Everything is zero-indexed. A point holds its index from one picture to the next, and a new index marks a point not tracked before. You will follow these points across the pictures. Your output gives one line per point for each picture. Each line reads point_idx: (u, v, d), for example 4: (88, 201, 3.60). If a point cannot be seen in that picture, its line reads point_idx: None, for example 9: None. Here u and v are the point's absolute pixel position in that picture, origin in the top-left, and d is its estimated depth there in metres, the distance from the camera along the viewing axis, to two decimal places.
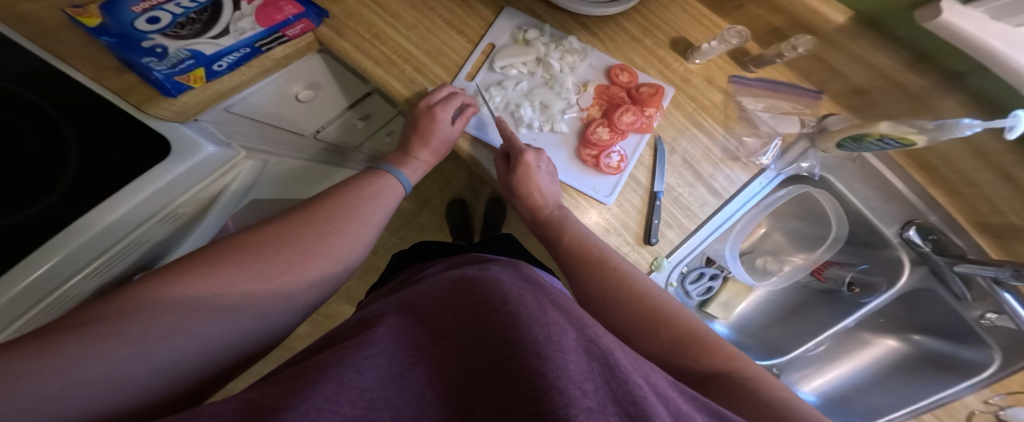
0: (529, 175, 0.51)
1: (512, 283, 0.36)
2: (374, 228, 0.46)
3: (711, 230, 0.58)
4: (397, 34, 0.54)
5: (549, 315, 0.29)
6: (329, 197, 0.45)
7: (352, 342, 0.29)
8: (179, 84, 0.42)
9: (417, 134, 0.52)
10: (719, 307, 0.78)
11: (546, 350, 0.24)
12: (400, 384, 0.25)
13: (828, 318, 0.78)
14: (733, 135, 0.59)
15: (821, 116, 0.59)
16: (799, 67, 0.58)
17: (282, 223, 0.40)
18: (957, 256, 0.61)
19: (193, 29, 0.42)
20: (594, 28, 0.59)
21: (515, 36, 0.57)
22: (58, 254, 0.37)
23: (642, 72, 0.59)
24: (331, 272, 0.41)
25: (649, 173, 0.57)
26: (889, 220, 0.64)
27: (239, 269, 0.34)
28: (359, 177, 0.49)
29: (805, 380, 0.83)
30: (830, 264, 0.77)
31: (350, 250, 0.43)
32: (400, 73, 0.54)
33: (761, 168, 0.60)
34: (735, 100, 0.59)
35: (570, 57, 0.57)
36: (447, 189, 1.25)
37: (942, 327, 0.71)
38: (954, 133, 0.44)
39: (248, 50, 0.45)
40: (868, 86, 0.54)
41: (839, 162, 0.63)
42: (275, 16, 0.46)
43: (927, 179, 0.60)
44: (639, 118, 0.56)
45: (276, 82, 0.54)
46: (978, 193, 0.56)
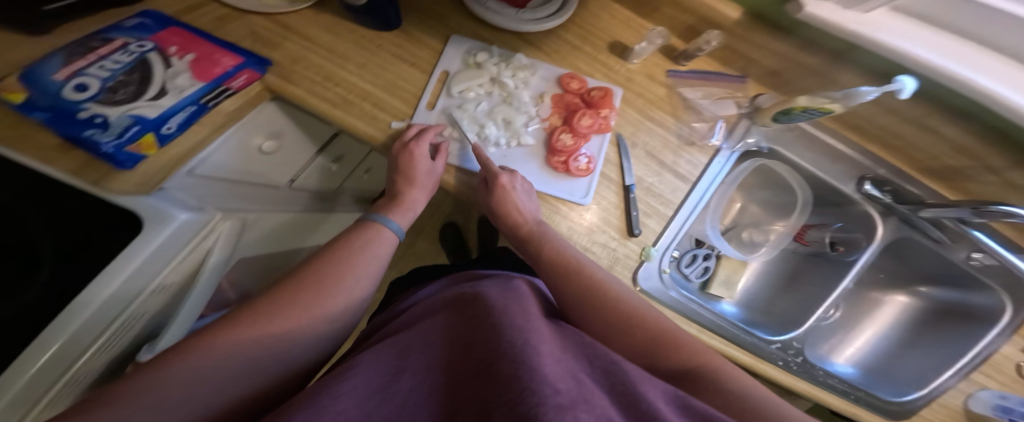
0: (505, 196, 0.52)
1: (499, 297, 0.38)
2: (369, 281, 0.48)
3: (688, 211, 0.60)
4: (350, 74, 0.57)
5: (533, 319, 0.32)
6: (323, 256, 0.47)
7: (337, 370, 0.32)
8: (133, 154, 0.43)
9: (402, 174, 0.53)
10: (721, 287, 0.75)
11: (524, 359, 0.26)
12: (380, 397, 0.28)
13: (826, 281, 0.76)
14: (683, 123, 0.63)
15: (751, 96, 0.65)
16: (721, 58, 0.64)
17: (275, 292, 0.42)
18: (918, 202, 0.65)
19: (127, 92, 0.45)
20: (537, 42, 0.63)
21: (466, 61, 0.60)
22: (56, 342, 0.36)
23: (590, 77, 0.62)
24: (326, 330, 0.42)
25: (618, 169, 0.60)
26: (845, 178, 0.68)
27: (228, 336, 0.36)
28: (351, 232, 0.51)
29: (836, 351, 0.79)
30: (808, 228, 0.80)
31: (341, 312, 0.44)
32: (360, 111, 0.55)
33: (715, 149, 0.63)
34: (676, 92, 0.63)
35: (522, 73, 0.61)
36: (436, 216, 1.28)
37: (941, 277, 0.76)
38: (860, 99, 0.47)
39: (194, 107, 0.48)
40: (780, 68, 0.60)
41: (780, 133, 0.66)
42: (212, 69, 0.50)
43: (859, 137, 0.67)
44: (596, 120, 0.60)
45: (234, 138, 0.54)
46: (906, 143, 0.63)
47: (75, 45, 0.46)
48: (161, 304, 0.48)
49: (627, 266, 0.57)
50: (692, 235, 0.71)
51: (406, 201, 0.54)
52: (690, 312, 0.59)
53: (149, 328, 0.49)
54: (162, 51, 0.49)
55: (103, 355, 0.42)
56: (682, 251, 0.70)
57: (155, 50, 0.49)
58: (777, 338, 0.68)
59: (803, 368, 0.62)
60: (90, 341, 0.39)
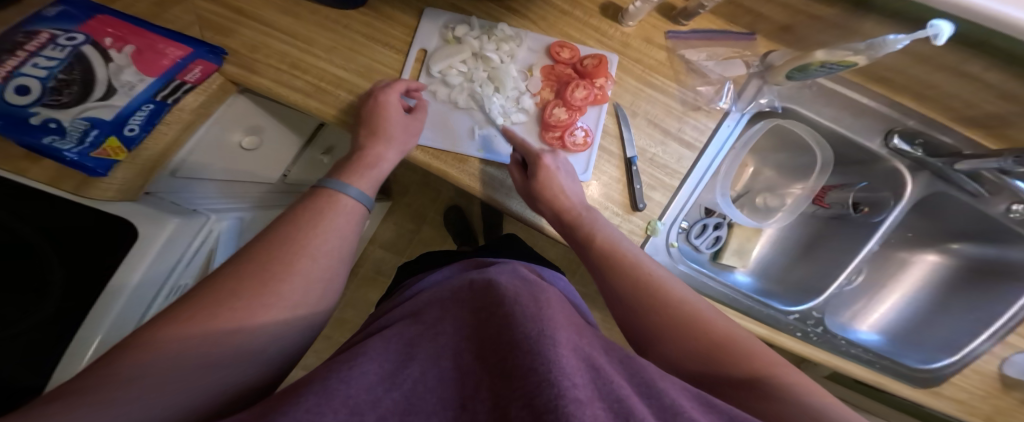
0: (548, 178, 0.50)
1: (510, 283, 0.37)
2: (334, 258, 0.41)
3: (696, 180, 0.56)
4: (317, 60, 0.53)
5: (545, 313, 0.31)
6: (279, 232, 0.40)
7: (346, 355, 0.30)
8: (101, 160, 0.42)
9: (369, 129, 0.49)
10: (734, 255, 0.72)
11: (538, 345, 0.25)
12: (389, 384, 0.25)
13: (852, 244, 0.71)
14: (687, 87, 0.58)
15: (761, 54, 0.59)
16: (725, 14, 0.58)
17: (220, 281, 0.35)
18: (953, 155, 0.61)
19: (73, 93, 0.41)
20: (522, 9, 0.58)
21: (444, 36, 0.56)
22: (96, 337, 0.39)
23: (583, 45, 0.58)
24: (288, 318, 0.36)
25: (618, 141, 0.56)
26: (869, 133, 0.62)
27: (166, 336, 0.29)
28: (309, 199, 0.44)
29: (860, 318, 0.76)
30: (829, 189, 0.75)
31: (307, 291, 0.37)
32: (335, 100, 0.53)
33: (723, 113, 0.58)
34: (678, 55, 0.58)
35: (506, 45, 0.57)
36: (438, 201, 1.27)
37: (984, 233, 0.69)
38: (886, 50, 0.43)
39: (152, 105, 0.45)
40: (790, 22, 0.55)
41: (796, 91, 0.61)
42: (161, 61, 0.46)
43: (888, 90, 0.61)
44: (591, 90, 0.55)
45: (209, 131, 0.54)
46: (940, 92, 0.58)
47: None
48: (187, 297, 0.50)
49: (633, 242, 0.55)
50: (699, 205, 0.65)
51: (370, 156, 0.48)
52: (701, 285, 0.57)
53: None
54: (98, 43, 0.44)
55: None
56: (691, 223, 0.66)
57: (88, 43, 0.44)
58: (797, 308, 0.66)
59: (823, 338, 0.61)
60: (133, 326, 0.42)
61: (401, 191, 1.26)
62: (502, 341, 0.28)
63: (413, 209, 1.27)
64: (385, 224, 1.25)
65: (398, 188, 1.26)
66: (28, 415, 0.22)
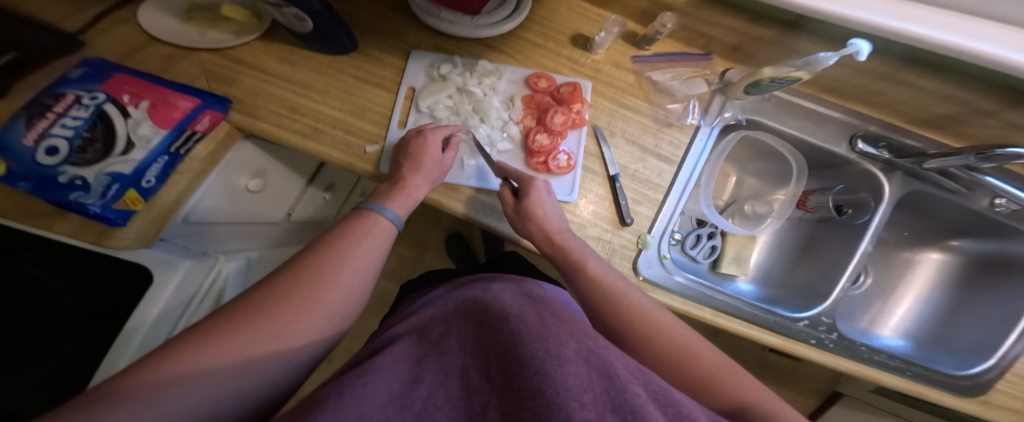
0: (535, 198, 0.51)
1: (513, 303, 0.38)
2: (370, 273, 0.44)
3: (679, 193, 0.59)
4: (312, 102, 0.56)
5: (551, 329, 0.32)
6: (306, 258, 0.42)
7: (355, 373, 0.32)
8: (121, 211, 0.43)
9: (409, 159, 0.51)
10: (733, 264, 0.73)
11: (545, 366, 0.27)
12: (400, 405, 0.28)
13: (844, 247, 0.72)
14: (659, 106, 0.61)
15: (720, 72, 0.63)
16: (682, 39, 0.63)
17: (245, 305, 0.36)
18: (919, 155, 0.63)
19: (96, 150, 0.43)
20: (500, 46, 0.62)
21: (429, 75, 0.60)
22: (121, 365, 0.44)
23: (558, 73, 0.62)
24: (326, 327, 0.39)
25: (600, 161, 0.59)
26: (836, 139, 0.65)
27: (224, 334, 0.33)
28: (349, 218, 0.48)
29: (880, 323, 0.77)
30: (810, 193, 0.77)
31: (345, 301, 0.40)
32: (332, 139, 0.55)
33: (694, 127, 0.61)
34: (645, 77, 0.62)
35: (487, 79, 0.60)
36: (439, 228, 1.29)
37: (977, 229, 0.72)
38: (820, 66, 0.46)
39: (167, 156, 0.46)
40: (739, 43, 0.60)
41: (757, 104, 0.64)
42: (173, 114, 0.48)
43: (840, 98, 0.65)
44: (569, 115, 0.59)
45: (218, 180, 0.55)
46: (889, 98, 0.62)
47: (24, 105, 0.42)
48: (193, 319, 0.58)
49: (626, 256, 0.56)
50: (689, 215, 0.69)
51: (407, 187, 0.50)
52: (702, 296, 0.58)
53: None
54: (117, 101, 0.46)
55: None
56: (683, 234, 0.69)
57: (109, 101, 0.45)
58: (804, 314, 0.66)
59: (842, 345, 0.61)
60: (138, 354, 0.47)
61: None
62: (508, 361, 0.29)
63: (415, 237, 1.29)
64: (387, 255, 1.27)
65: None
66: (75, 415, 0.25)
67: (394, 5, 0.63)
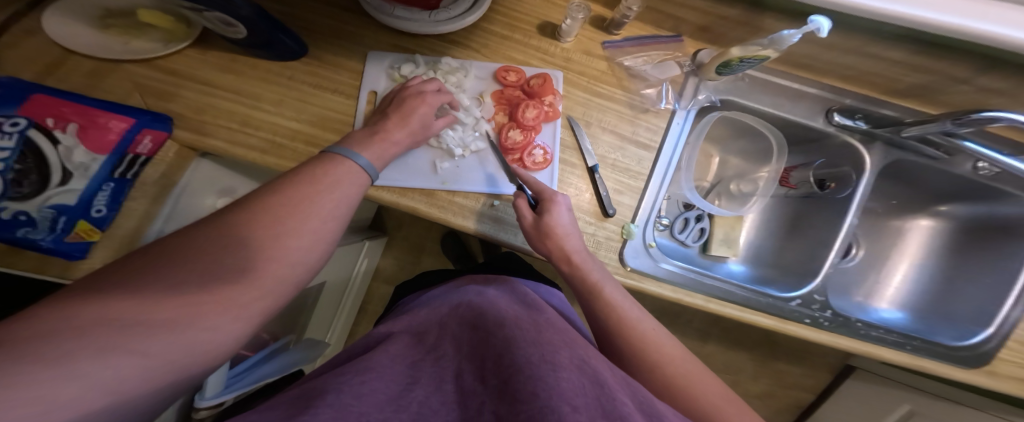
0: (554, 216, 0.48)
1: (508, 309, 0.41)
2: (337, 224, 0.39)
3: (659, 180, 0.57)
4: (268, 114, 0.54)
5: (544, 337, 0.35)
6: (255, 201, 0.35)
7: (353, 367, 0.34)
8: (76, 244, 0.42)
9: (397, 114, 0.49)
10: (723, 246, 0.72)
11: (539, 372, 0.30)
12: (396, 405, 0.29)
13: (829, 225, 0.71)
14: (634, 93, 0.59)
15: (692, 54, 0.61)
16: (651, 21, 0.60)
17: (195, 240, 0.31)
18: (898, 124, 0.63)
19: (33, 182, 0.41)
20: (462, 40, 0.60)
21: (392, 76, 0.57)
22: None
23: (528, 65, 0.59)
24: (290, 278, 0.35)
25: (578, 152, 0.58)
26: (813, 113, 0.64)
27: (161, 275, 0.28)
28: (314, 162, 0.41)
29: (878, 296, 0.77)
30: (791, 170, 0.77)
31: (310, 252, 0.36)
32: (293, 152, 0.53)
33: (670, 112, 0.60)
34: (617, 63, 0.60)
35: (453, 76, 0.58)
36: (433, 228, 1.26)
37: (964, 193, 0.71)
38: (783, 44, 0.45)
39: (112, 183, 0.45)
40: (706, 23, 0.58)
41: (731, 84, 0.63)
42: (107, 137, 0.45)
43: (811, 73, 0.63)
44: (541, 108, 0.57)
45: (182, 200, 0.53)
46: (862, 72, 0.61)
47: None
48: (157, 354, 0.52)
49: (611, 248, 0.55)
50: (674, 199, 0.68)
51: (383, 137, 0.47)
52: (693, 283, 0.56)
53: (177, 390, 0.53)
54: (40, 125, 0.43)
55: None
56: (671, 219, 0.70)
57: (30, 126, 0.42)
58: (796, 293, 0.65)
59: (834, 322, 0.61)
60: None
61: (395, 225, 1.25)
62: (503, 366, 0.32)
63: (411, 239, 1.26)
64: (385, 259, 1.25)
65: (392, 223, 1.25)
66: None
67: (347, 5, 0.60)
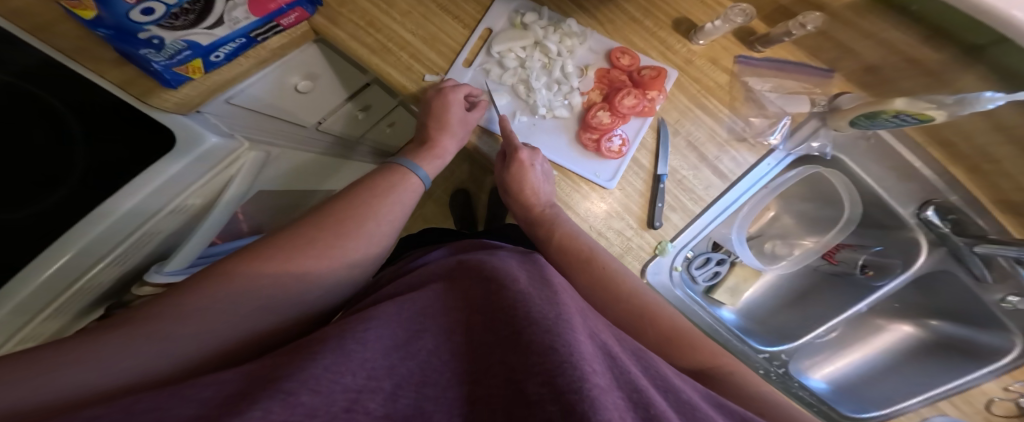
0: (520, 174, 0.51)
1: (520, 269, 0.34)
2: (392, 228, 0.45)
3: (719, 211, 0.56)
4: (393, 21, 0.53)
5: (558, 297, 0.29)
6: (325, 210, 0.42)
7: (353, 317, 0.28)
8: (178, 75, 0.43)
9: (434, 119, 0.50)
10: (726, 292, 0.73)
11: (557, 328, 0.24)
12: (404, 353, 0.24)
13: (840, 303, 0.74)
14: (739, 116, 0.57)
15: (832, 95, 0.57)
16: (807, 47, 0.57)
17: (266, 250, 0.37)
18: (980, 236, 0.60)
19: (187, 21, 0.38)
20: (592, 9, 0.58)
21: (512, 20, 0.56)
22: (71, 248, 0.38)
23: (644, 55, 0.57)
24: (351, 272, 0.40)
25: (651, 156, 0.56)
26: (904, 200, 0.63)
27: (252, 269, 0.35)
28: (378, 172, 0.49)
29: (816, 367, 0.76)
30: (842, 247, 0.75)
31: (368, 250, 0.42)
32: (396, 61, 0.53)
33: (769, 148, 0.58)
34: (741, 81, 0.57)
35: (569, 40, 0.56)
36: (450, 180, 1.26)
37: (962, 312, 0.68)
38: (974, 107, 0.43)
39: (243, 40, 0.45)
40: (880, 62, 0.54)
41: (851, 141, 0.61)
42: (269, 5, 0.44)
43: (948, 157, 0.58)
44: (640, 101, 0.55)
45: (270, 75, 0.54)
46: (998, 168, 0.55)
47: None
48: (182, 224, 0.49)
49: (639, 257, 0.55)
50: (710, 239, 0.65)
51: (436, 147, 0.52)
52: (690, 311, 0.62)
53: (166, 249, 0.50)
54: None
55: (115, 269, 0.43)
56: (695, 253, 0.65)
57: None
58: (768, 348, 0.71)
59: (781, 378, 0.69)
60: (109, 249, 0.41)
61: None
62: (516, 317, 0.26)
63: None
64: None
65: None
66: (93, 340, 0.27)
67: None
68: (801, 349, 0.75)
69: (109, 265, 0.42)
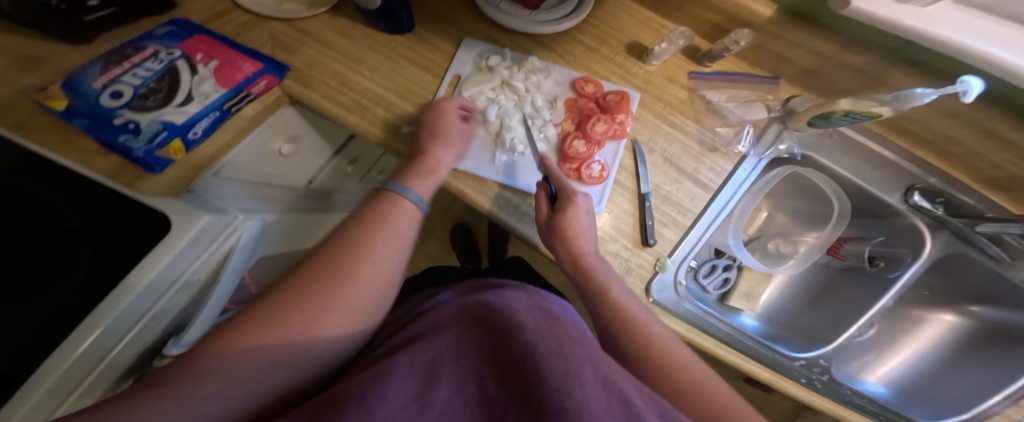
0: (569, 218, 0.48)
1: (528, 315, 0.34)
2: (391, 262, 0.42)
3: (709, 221, 0.56)
4: (362, 78, 0.57)
5: (567, 347, 0.29)
6: (318, 260, 0.39)
7: (370, 373, 0.29)
8: (162, 159, 0.45)
9: (428, 131, 0.51)
10: (742, 299, 0.69)
11: (566, 385, 0.24)
12: (421, 403, 0.25)
13: (863, 299, 0.70)
14: (706, 127, 0.59)
15: (784, 99, 0.60)
16: (745, 57, 0.61)
17: (262, 312, 0.35)
18: (975, 216, 0.60)
19: (158, 99, 0.47)
20: (552, 44, 0.61)
21: (478, 64, 0.59)
22: (84, 341, 0.38)
23: (607, 80, 0.60)
24: (356, 324, 0.38)
25: (633, 176, 0.57)
26: (888, 188, 0.62)
27: (243, 344, 0.33)
28: (370, 203, 0.45)
29: (867, 369, 0.70)
30: (846, 240, 0.73)
31: (369, 296, 0.39)
32: (373, 116, 0.55)
33: (741, 155, 0.59)
34: (699, 94, 0.60)
35: (534, 76, 0.59)
36: (447, 216, 1.27)
37: (999, 298, 0.65)
38: (912, 103, 0.44)
39: (218, 113, 0.49)
40: (817, 67, 0.55)
41: (815, 139, 0.62)
42: (235, 76, 0.52)
43: (911, 144, 0.60)
44: (611, 125, 0.57)
45: (254, 141, 0.56)
46: (966, 150, 0.56)
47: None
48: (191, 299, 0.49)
49: (641, 277, 0.53)
50: (710, 245, 0.64)
51: (429, 159, 0.50)
52: (707, 324, 0.54)
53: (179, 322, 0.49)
54: (189, 58, 0.51)
55: (132, 350, 0.43)
56: (699, 262, 0.65)
57: (183, 58, 0.51)
58: (801, 354, 0.64)
59: (828, 387, 0.57)
60: (123, 334, 0.41)
61: None
62: (526, 372, 0.26)
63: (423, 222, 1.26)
64: None
65: None
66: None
67: None
68: (840, 349, 0.69)
69: (127, 346, 0.42)
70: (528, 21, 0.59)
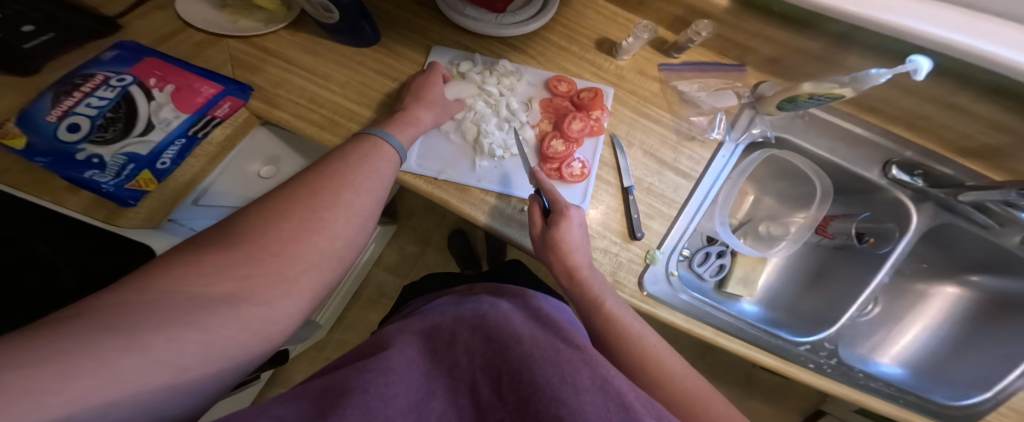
0: (564, 232, 0.47)
1: (523, 325, 0.34)
2: (372, 199, 0.39)
3: (694, 211, 0.56)
4: (332, 93, 0.57)
5: (561, 353, 0.29)
6: (286, 191, 0.35)
7: (369, 363, 0.28)
8: (133, 191, 0.45)
9: (412, 94, 0.52)
10: (740, 285, 0.69)
11: (562, 393, 0.25)
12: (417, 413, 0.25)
13: (857, 279, 0.69)
14: (681, 118, 0.59)
15: (752, 85, 0.61)
16: (715, 48, 0.61)
17: (205, 250, 0.29)
18: (956, 186, 0.60)
19: (117, 130, 0.47)
20: (522, 46, 0.61)
21: (449, 72, 0.59)
22: None
23: (579, 78, 0.60)
24: (330, 253, 0.34)
25: (614, 171, 0.57)
26: (868, 164, 0.62)
27: (202, 261, 0.28)
28: (345, 143, 0.42)
29: (879, 350, 0.71)
30: (831, 219, 0.73)
31: (347, 225, 0.36)
32: (345, 131, 0.55)
33: (717, 143, 0.59)
34: (671, 86, 0.60)
35: (507, 79, 0.59)
36: (444, 224, 1.27)
37: (991, 264, 0.66)
38: (869, 83, 0.45)
39: (184, 140, 0.49)
40: (777, 55, 0.57)
41: (789, 121, 0.62)
42: (195, 99, 0.51)
43: (881, 120, 0.61)
44: (587, 122, 0.57)
45: (229, 169, 0.57)
46: (935, 123, 0.58)
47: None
48: None
49: (632, 271, 0.53)
50: (699, 232, 0.64)
51: (410, 115, 0.50)
52: (707, 315, 0.54)
53: None
54: (143, 83, 0.50)
55: None
56: (693, 250, 0.64)
57: (135, 83, 0.49)
58: (806, 338, 0.63)
59: (838, 370, 0.58)
60: None
61: (406, 214, 1.25)
62: (522, 383, 0.26)
63: (419, 231, 1.26)
64: (390, 246, 1.25)
65: (403, 211, 1.25)
66: None
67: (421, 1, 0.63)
68: (844, 331, 0.69)
69: None
70: (495, 23, 0.59)
